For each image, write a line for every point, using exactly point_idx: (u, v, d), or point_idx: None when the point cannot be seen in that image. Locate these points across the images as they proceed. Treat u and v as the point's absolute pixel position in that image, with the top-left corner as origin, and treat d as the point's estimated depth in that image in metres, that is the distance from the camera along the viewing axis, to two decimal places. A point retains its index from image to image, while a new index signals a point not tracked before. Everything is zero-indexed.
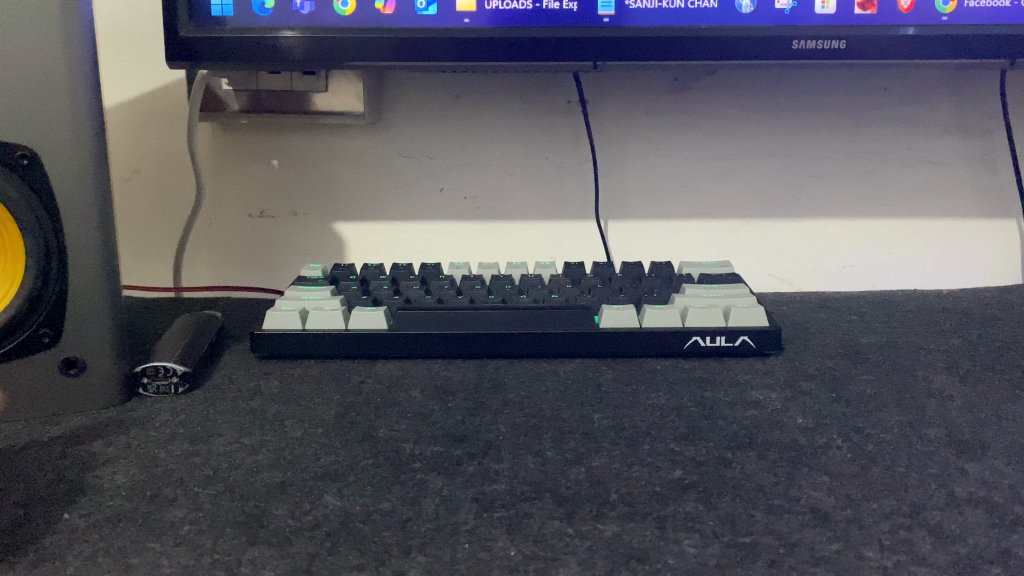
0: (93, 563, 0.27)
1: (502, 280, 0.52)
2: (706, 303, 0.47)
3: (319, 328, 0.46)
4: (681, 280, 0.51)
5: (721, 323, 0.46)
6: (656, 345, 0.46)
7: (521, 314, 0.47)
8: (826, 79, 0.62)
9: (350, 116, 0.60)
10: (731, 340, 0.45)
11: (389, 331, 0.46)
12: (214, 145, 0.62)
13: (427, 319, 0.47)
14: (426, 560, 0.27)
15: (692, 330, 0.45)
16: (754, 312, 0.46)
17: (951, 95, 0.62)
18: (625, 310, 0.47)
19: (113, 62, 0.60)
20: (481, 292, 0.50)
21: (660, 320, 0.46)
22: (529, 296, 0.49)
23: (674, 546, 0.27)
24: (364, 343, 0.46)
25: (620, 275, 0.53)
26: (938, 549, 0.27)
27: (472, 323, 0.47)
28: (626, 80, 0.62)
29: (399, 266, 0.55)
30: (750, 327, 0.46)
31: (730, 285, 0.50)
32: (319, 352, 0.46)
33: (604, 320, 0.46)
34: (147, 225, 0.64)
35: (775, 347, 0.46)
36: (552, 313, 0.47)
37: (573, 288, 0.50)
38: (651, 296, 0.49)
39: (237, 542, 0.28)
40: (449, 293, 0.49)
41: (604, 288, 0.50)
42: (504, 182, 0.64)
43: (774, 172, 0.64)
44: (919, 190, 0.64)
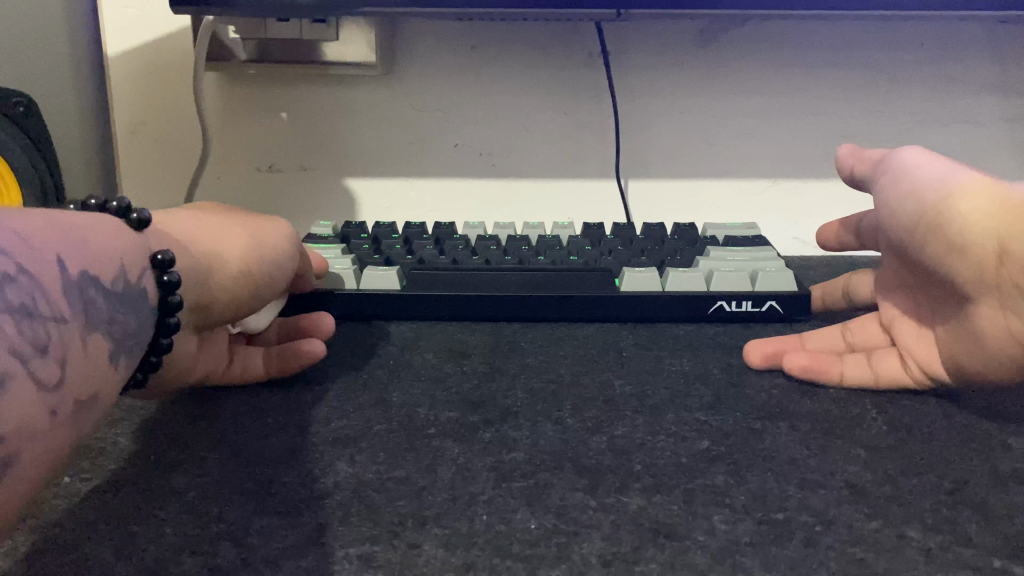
0: (93, 531, 0.26)
1: (519, 241, 0.50)
2: (733, 266, 0.45)
3: (331, 288, 0.45)
4: (706, 243, 0.50)
5: (748, 287, 0.44)
6: (680, 310, 0.44)
7: (539, 275, 0.45)
8: (861, 32, 0.59)
9: (362, 66, 0.58)
10: (759, 305, 0.44)
11: (402, 291, 0.44)
12: (222, 97, 0.60)
13: (441, 280, 0.45)
14: (442, 533, 0.25)
15: (718, 294, 0.44)
16: (784, 277, 0.44)
17: (993, 51, 0.59)
18: (647, 274, 0.45)
19: (115, 9, 0.58)
20: (496, 254, 0.48)
21: (684, 284, 0.44)
22: (546, 257, 0.48)
23: (703, 522, 0.26)
24: (377, 304, 0.44)
25: (641, 236, 0.51)
26: (986, 529, 0.25)
27: (487, 284, 0.45)
28: (653, 30, 0.59)
29: (412, 224, 0.53)
30: (780, 291, 0.44)
31: (758, 248, 0.48)
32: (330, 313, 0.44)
33: (626, 283, 0.44)
34: (152, 179, 0.63)
35: (806, 313, 0.44)
36: (571, 276, 0.45)
37: (593, 249, 0.48)
38: (675, 259, 0.47)
39: (244, 511, 0.27)
40: (463, 254, 0.48)
41: (625, 250, 0.48)
42: (520, 138, 0.62)
43: (803, 131, 0.61)
44: (952, 151, 0.62)
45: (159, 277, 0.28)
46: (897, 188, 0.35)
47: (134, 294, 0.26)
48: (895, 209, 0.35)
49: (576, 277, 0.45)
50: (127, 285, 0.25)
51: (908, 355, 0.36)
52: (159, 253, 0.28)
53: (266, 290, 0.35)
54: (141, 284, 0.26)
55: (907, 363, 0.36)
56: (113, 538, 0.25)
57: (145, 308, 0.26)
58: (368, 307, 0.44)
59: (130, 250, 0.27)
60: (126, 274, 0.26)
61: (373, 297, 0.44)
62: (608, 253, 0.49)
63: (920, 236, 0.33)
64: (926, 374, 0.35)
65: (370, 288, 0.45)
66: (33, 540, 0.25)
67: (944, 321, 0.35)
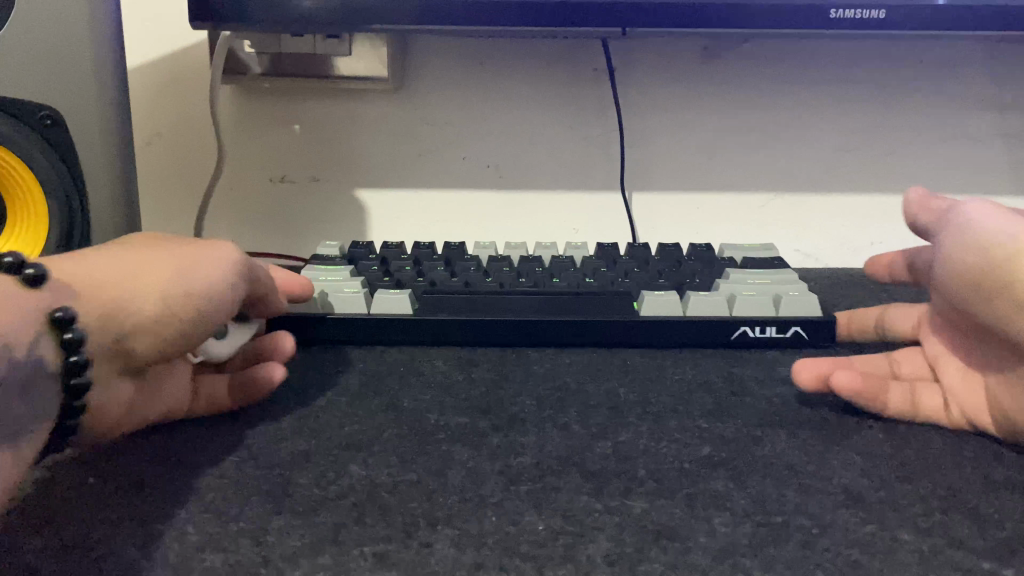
0: (118, 529, 0.27)
1: (532, 262, 0.50)
2: (755, 290, 0.44)
3: (342, 313, 0.44)
4: (725, 267, 0.50)
5: (771, 312, 0.43)
6: (700, 334, 0.43)
7: (555, 298, 0.45)
8: (861, 50, 0.60)
9: (372, 81, 0.60)
10: (783, 331, 0.43)
11: (414, 315, 0.44)
12: (237, 109, 0.62)
13: (454, 303, 0.44)
14: (453, 533, 0.26)
15: (740, 319, 0.43)
16: (808, 301, 0.44)
17: (989, 69, 0.61)
18: (668, 297, 0.44)
19: (133, 23, 0.59)
20: (509, 275, 0.47)
21: (705, 309, 0.44)
22: (562, 279, 0.47)
23: (704, 525, 0.27)
24: (389, 329, 0.43)
25: (656, 259, 0.51)
26: (977, 533, 0.26)
27: (502, 307, 0.44)
28: (656, 47, 0.60)
29: (422, 249, 0.53)
30: (802, 317, 0.43)
31: (779, 272, 0.47)
32: (340, 338, 0.44)
33: (644, 307, 0.44)
34: (166, 189, 0.64)
35: (831, 340, 0.43)
36: (587, 298, 0.45)
37: (608, 272, 0.48)
38: (694, 282, 0.47)
39: (262, 511, 0.28)
40: (476, 276, 0.47)
41: (643, 273, 0.48)
42: (527, 151, 0.63)
43: (804, 146, 0.63)
44: (952, 165, 0.63)
45: (59, 336, 0.25)
46: (953, 239, 0.32)
47: (21, 371, 0.23)
48: (952, 262, 0.32)
49: (591, 300, 0.44)
50: (12, 363, 0.23)
51: (952, 397, 0.34)
52: (59, 309, 0.25)
53: (200, 328, 0.30)
54: (33, 357, 0.24)
55: (949, 405, 0.34)
56: (137, 536, 0.26)
57: (36, 382, 0.24)
58: (380, 332, 0.43)
59: (20, 316, 0.24)
60: (12, 350, 0.23)
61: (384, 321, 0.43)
62: (624, 275, 0.49)
63: (973, 294, 0.30)
64: (970, 421, 0.33)
65: (381, 312, 0.44)
66: (57, 538, 0.26)
67: (997, 372, 0.32)
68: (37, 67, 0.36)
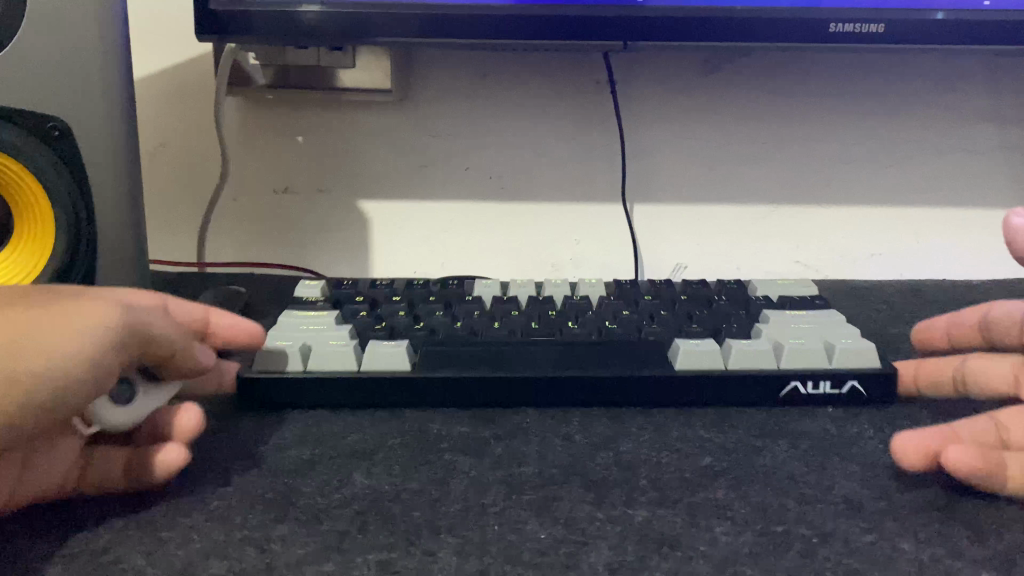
0: (123, 536, 0.27)
1: (544, 305, 0.44)
2: (804, 338, 0.38)
3: (325, 369, 0.37)
4: (762, 309, 0.44)
5: (825, 365, 0.37)
6: (746, 393, 0.37)
7: (576, 351, 0.39)
8: (861, 63, 0.61)
9: (376, 92, 0.60)
10: (837, 386, 0.37)
11: (413, 372, 0.37)
12: (242, 120, 0.62)
13: (460, 357, 0.38)
14: (456, 541, 0.27)
15: (791, 374, 0.37)
16: (867, 352, 0.38)
17: (987, 83, 0.61)
18: (707, 349, 0.38)
19: (140, 36, 0.60)
20: (521, 322, 0.41)
21: (752, 362, 0.37)
22: (581, 326, 0.41)
23: (706, 534, 0.27)
24: (383, 390, 0.37)
25: (683, 299, 0.45)
26: (976, 543, 0.27)
27: (518, 362, 0.38)
28: (658, 60, 0.61)
29: (418, 289, 0.47)
30: (859, 370, 0.37)
31: (826, 318, 0.42)
32: (322, 402, 0.37)
33: (679, 361, 0.38)
34: (170, 200, 0.64)
35: (889, 396, 0.38)
36: (613, 351, 0.39)
37: (632, 317, 0.42)
38: (731, 327, 0.41)
39: (266, 519, 0.28)
40: (483, 324, 0.41)
41: (671, 317, 0.42)
42: (529, 163, 0.63)
43: (804, 157, 0.63)
44: (951, 177, 0.63)
45: None
46: None
47: None
48: None
49: (616, 352, 0.38)
50: None
51: None
52: None
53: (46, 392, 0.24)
54: None
55: None
56: (142, 543, 0.26)
57: None
58: (373, 394, 0.37)
59: None
60: None
61: (376, 379, 0.37)
62: (649, 318, 0.43)
63: None
64: None
65: (372, 368, 0.37)
66: (64, 545, 0.26)
67: None
68: (49, 78, 0.37)
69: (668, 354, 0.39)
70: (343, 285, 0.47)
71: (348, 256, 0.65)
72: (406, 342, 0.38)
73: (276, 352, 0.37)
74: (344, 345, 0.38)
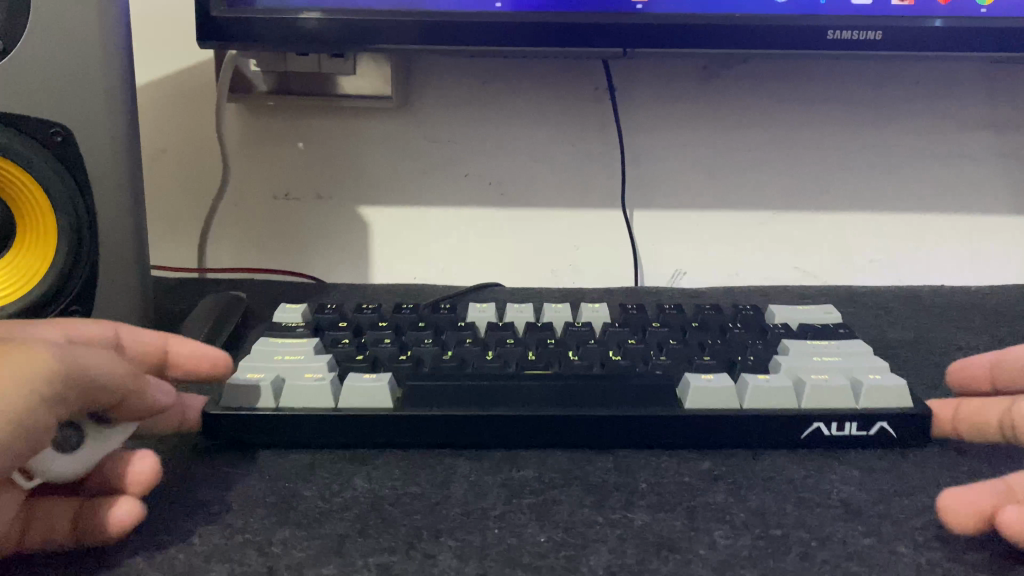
0: (124, 539, 0.27)
1: (542, 333, 0.40)
2: (829, 375, 0.35)
3: (295, 406, 0.33)
4: (781, 340, 0.39)
5: (850, 405, 0.34)
6: (768, 433, 0.33)
7: (576, 385, 0.34)
8: (859, 70, 0.61)
9: (377, 99, 0.60)
10: (865, 427, 0.33)
11: (396, 409, 0.33)
12: (243, 126, 0.62)
13: (450, 392, 0.34)
14: (456, 545, 0.27)
15: (813, 415, 0.33)
16: (896, 391, 0.34)
17: (985, 91, 0.62)
18: (723, 385, 0.34)
19: (142, 42, 0.61)
20: (515, 352, 0.37)
21: (770, 399, 0.34)
22: (583, 357, 0.37)
23: (705, 537, 0.27)
24: (363, 427, 0.33)
25: (695, 324, 0.41)
26: (974, 547, 0.27)
27: (514, 399, 0.34)
28: (657, 67, 0.61)
29: (406, 314, 0.42)
30: (888, 410, 0.34)
31: (849, 353, 0.38)
32: (297, 440, 0.33)
33: (689, 400, 0.34)
34: (171, 205, 0.65)
35: (921, 438, 0.34)
36: (619, 386, 0.34)
37: (639, 345, 0.38)
38: (748, 358, 0.37)
39: (267, 522, 0.28)
40: (475, 353, 0.37)
41: (682, 346, 0.38)
42: (529, 170, 0.64)
43: (802, 164, 0.63)
44: (948, 184, 0.64)
45: None
46: None
47: None
48: None
49: (621, 387, 0.34)
50: None
51: None
52: None
53: None
54: None
55: None
56: (144, 546, 0.27)
57: None
58: (353, 432, 0.33)
59: None
60: None
61: (354, 418, 0.33)
62: (658, 348, 0.39)
63: None
64: None
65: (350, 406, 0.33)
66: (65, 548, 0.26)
67: None
68: (53, 84, 0.37)
69: (678, 391, 0.35)
70: (326, 311, 0.43)
71: (349, 262, 0.66)
72: (389, 375, 0.34)
73: (243, 387, 0.33)
74: (317, 380, 0.34)
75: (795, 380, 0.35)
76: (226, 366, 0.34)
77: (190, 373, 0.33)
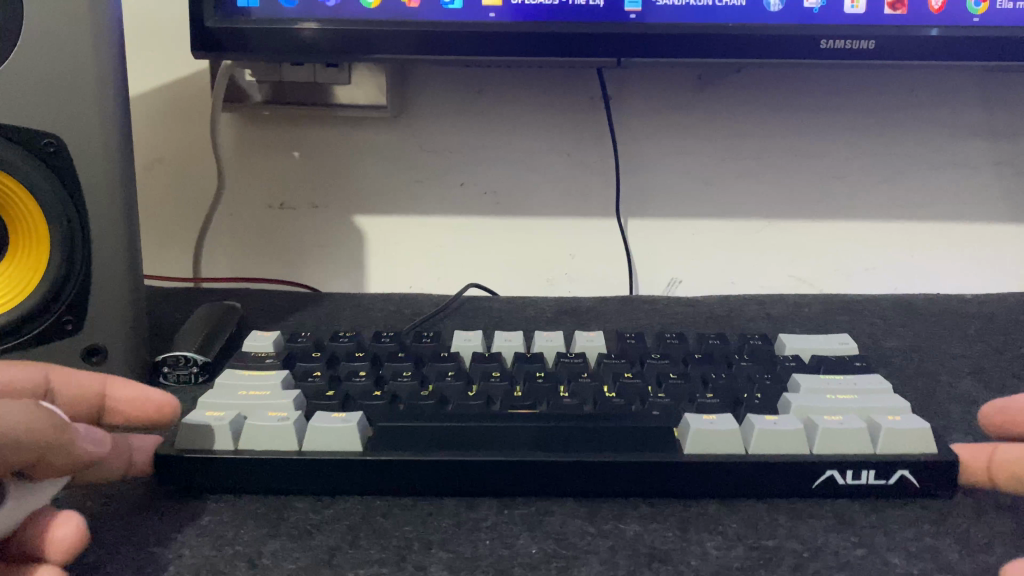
0: (118, 551, 0.27)
1: (531, 366, 0.38)
2: (844, 418, 0.32)
3: (258, 450, 0.31)
4: (791, 375, 0.37)
5: (866, 451, 0.31)
6: (769, 481, 0.30)
7: (556, 429, 0.32)
8: (854, 79, 0.61)
9: (372, 109, 0.60)
10: (885, 476, 0.30)
11: (365, 455, 0.31)
12: (238, 135, 0.63)
13: (420, 437, 0.32)
14: (447, 556, 0.27)
15: (825, 461, 0.30)
16: (917, 434, 0.31)
17: (980, 99, 0.62)
18: (727, 428, 0.31)
19: (139, 52, 0.61)
20: (501, 386, 0.35)
21: (776, 444, 0.31)
22: (573, 396, 0.34)
23: (697, 548, 0.27)
24: (322, 472, 0.31)
25: (697, 356, 0.39)
26: (965, 558, 0.27)
27: (489, 443, 0.31)
28: (652, 76, 0.61)
29: (385, 345, 0.41)
30: (908, 456, 0.31)
31: (867, 391, 0.35)
32: (249, 487, 0.31)
33: (690, 444, 0.31)
34: (168, 213, 0.65)
35: (949, 488, 0.30)
36: (603, 429, 0.32)
37: (638, 380, 0.36)
38: (755, 395, 0.34)
39: (259, 534, 0.29)
40: (455, 390, 0.35)
41: (683, 382, 0.35)
42: (524, 179, 0.64)
43: (797, 172, 0.63)
44: (943, 192, 0.64)
45: None
46: None
47: None
48: None
49: (606, 431, 0.32)
50: None
51: None
52: None
53: None
54: None
55: None
56: (139, 559, 0.27)
57: None
58: (311, 479, 0.31)
59: None
60: None
61: (315, 462, 0.30)
62: (658, 383, 0.36)
63: None
64: None
65: (315, 449, 0.31)
66: None
67: None
68: (45, 94, 0.37)
69: (677, 433, 0.32)
70: (300, 339, 0.42)
71: (344, 271, 0.66)
72: (359, 414, 0.32)
73: (204, 430, 0.31)
74: (282, 421, 0.32)
75: (805, 423, 0.32)
76: (173, 411, 0.33)
77: (133, 417, 0.32)
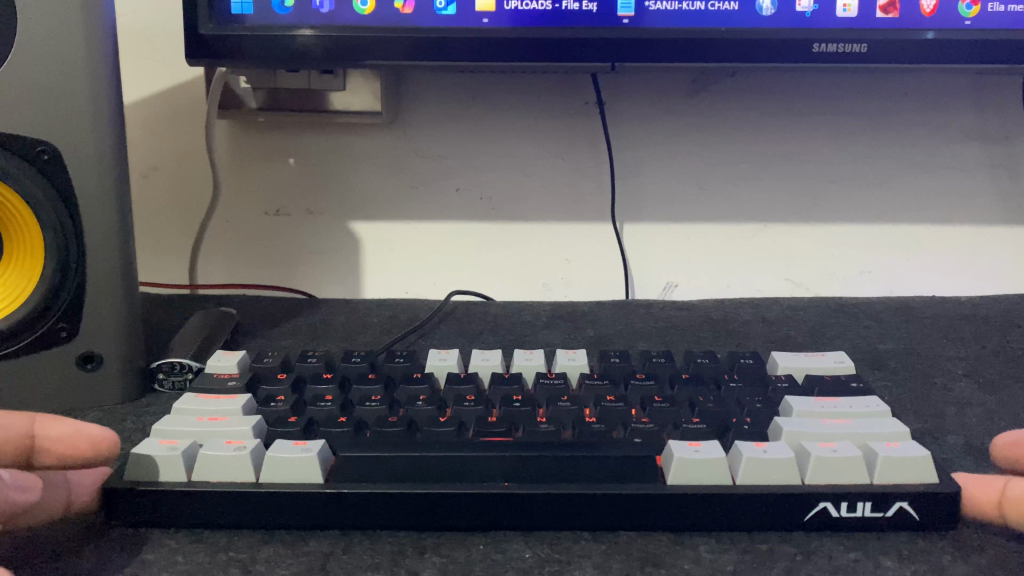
0: (127, 558, 0.28)
1: (507, 390, 0.38)
2: (839, 447, 0.31)
3: (222, 480, 0.30)
4: (783, 398, 0.36)
5: (862, 481, 0.30)
6: (761, 514, 0.29)
7: (530, 457, 0.31)
8: (845, 84, 0.62)
9: (366, 115, 0.61)
10: (881, 508, 0.29)
11: (342, 489, 0.30)
12: (231, 144, 0.63)
13: (389, 467, 0.31)
14: (440, 561, 0.28)
15: (818, 492, 0.29)
16: (916, 463, 0.30)
17: (973, 102, 0.62)
18: (712, 457, 0.30)
19: (132, 61, 0.61)
20: (475, 411, 0.35)
21: (764, 475, 0.30)
22: (551, 422, 0.34)
23: (690, 552, 0.29)
24: (300, 505, 0.30)
25: (684, 379, 0.39)
26: (958, 559, 0.28)
27: (459, 473, 0.31)
28: (646, 81, 0.62)
29: (355, 365, 0.40)
30: (907, 487, 0.30)
31: (860, 415, 0.35)
32: (216, 522, 0.30)
33: (674, 473, 0.30)
34: (162, 221, 0.65)
35: (950, 521, 0.29)
36: (577, 459, 0.31)
37: (619, 407, 0.35)
38: (742, 420, 0.34)
39: (251, 541, 0.30)
40: (426, 415, 0.34)
41: (670, 407, 0.35)
42: (518, 183, 0.64)
43: (792, 176, 0.63)
44: (937, 195, 0.64)
45: None
46: None
47: None
48: None
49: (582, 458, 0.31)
50: None
51: None
52: None
53: None
54: None
55: None
56: (148, 564, 0.28)
57: None
58: (283, 511, 0.30)
59: None
60: None
61: (291, 495, 0.30)
62: (643, 408, 0.36)
63: None
64: None
65: (276, 482, 0.30)
66: (65, 568, 0.27)
67: None
68: (38, 105, 0.37)
69: (660, 461, 0.31)
70: (266, 360, 0.42)
71: (340, 278, 0.66)
72: (320, 443, 0.31)
73: (151, 459, 0.30)
74: (239, 449, 0.31)
75: (799, 452, 0.31)
76: (111, 447, 0.31)
77: (66, 455, 0.30)
